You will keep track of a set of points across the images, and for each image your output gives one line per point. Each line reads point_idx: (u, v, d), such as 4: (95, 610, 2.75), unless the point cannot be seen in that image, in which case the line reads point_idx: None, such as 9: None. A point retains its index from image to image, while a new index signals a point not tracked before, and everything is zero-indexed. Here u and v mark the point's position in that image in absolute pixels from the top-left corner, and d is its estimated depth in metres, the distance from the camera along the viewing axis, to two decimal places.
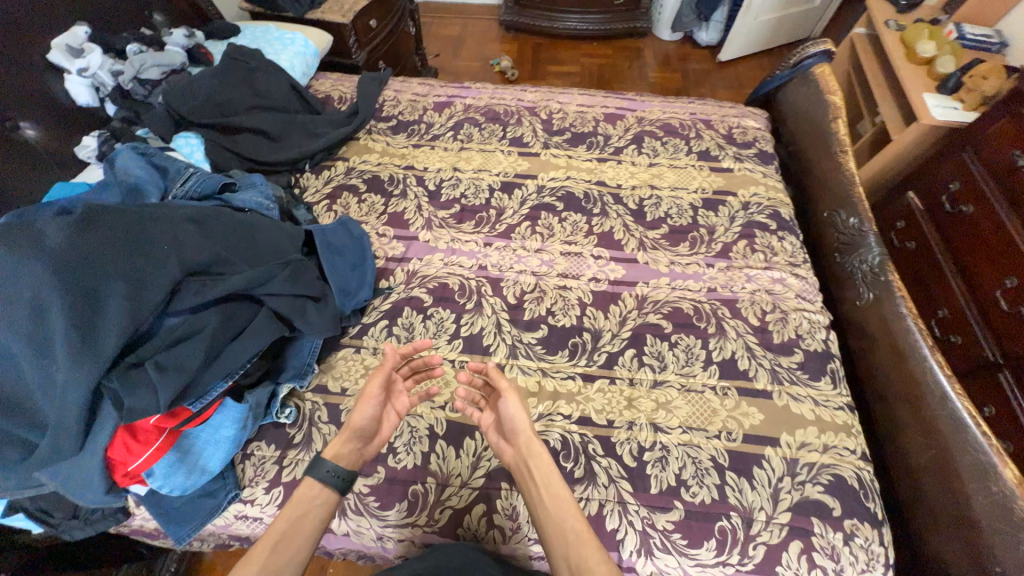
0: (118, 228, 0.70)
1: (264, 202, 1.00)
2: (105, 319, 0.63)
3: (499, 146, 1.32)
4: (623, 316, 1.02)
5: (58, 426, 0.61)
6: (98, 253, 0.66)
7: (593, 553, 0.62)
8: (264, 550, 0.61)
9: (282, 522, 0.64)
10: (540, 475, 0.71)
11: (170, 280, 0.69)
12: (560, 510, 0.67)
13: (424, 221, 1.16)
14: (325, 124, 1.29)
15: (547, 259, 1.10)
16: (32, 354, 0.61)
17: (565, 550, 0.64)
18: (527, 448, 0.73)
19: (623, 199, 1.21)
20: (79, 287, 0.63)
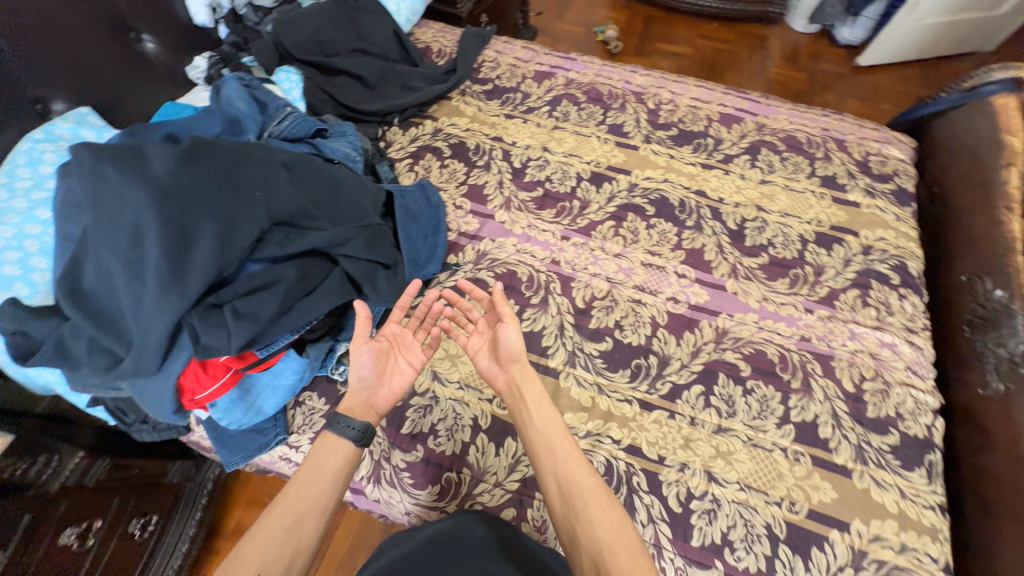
0: (217, 166, 0.70)
1: (351, 154, 0.99)
2: (195, 255, 0.64)
3: (596, 131, 1.22)
4: (697, 346, 0.93)
5: (140, 348, 0.64)
6: (195, 189, 0.67)
7: (580, 469, 0.67)
8: (288, 499, 0.62)
9: (304, 472, 0.65)
10: (532, 400, 0.73)
11: (259, 228, 0.69)
12: (551, 431, 0.70)
13: (503, 200, 1.10)
14: (421, 78, 1.25)
15: (625, 267, 1.02)
16: (127, 275, 0.63)
17: (557, 470, 0.67)
18: (522, 374, 0.75)
19: (723, 216, 1.08)
20: (176, 219, 0.64)
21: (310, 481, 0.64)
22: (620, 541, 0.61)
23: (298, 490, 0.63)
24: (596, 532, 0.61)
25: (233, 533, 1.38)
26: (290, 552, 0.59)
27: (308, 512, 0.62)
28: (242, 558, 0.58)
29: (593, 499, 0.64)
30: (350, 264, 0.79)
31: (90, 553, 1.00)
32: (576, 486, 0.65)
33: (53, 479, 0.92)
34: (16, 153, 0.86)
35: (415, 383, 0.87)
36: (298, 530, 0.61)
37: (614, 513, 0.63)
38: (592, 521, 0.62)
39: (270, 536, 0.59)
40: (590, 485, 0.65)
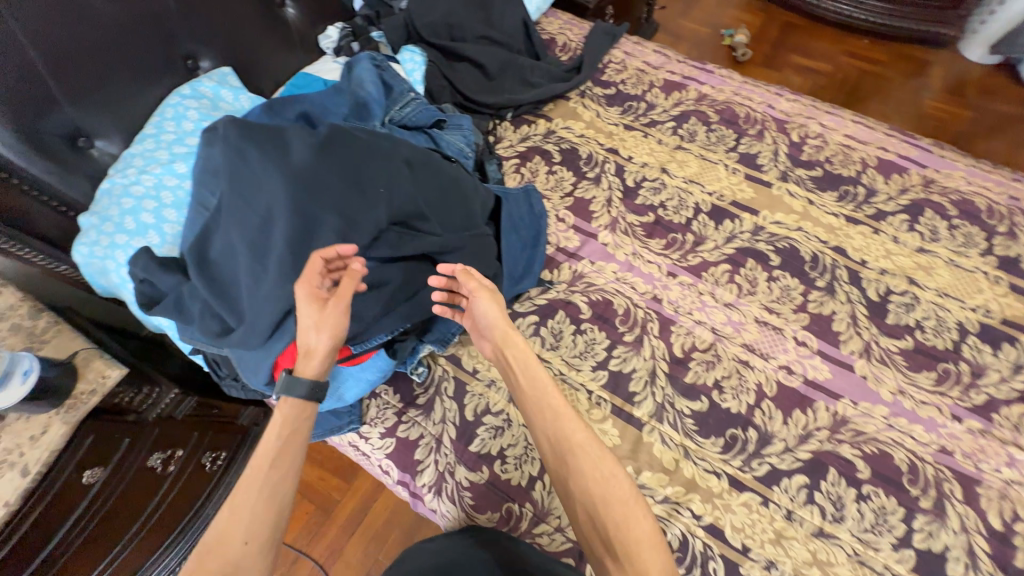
0: (343, 157, 0.68)
1: (464, 150, 0.95)
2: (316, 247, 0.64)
3: (724, 157, 1.09)
4: (808, 430, 0.81)
5: (250, 326, 0.65)
6: (322, 177, 0.66)
7: (572, 425, 0.63)
8: (257, 473, 0.56)
9: (270, 441, 0.58)
10: (517, 362, 0.69)
11: (377, 226, 0.67)
12: (539, 388, 0.66)
13: (609, 220, 1.02)
14: (542, 74, 1.18)
15: (736, 320, 0.91)
16: (251, 255, 0.64)
17: (546, 429, 0.63)
18: (506, 330, 0.71)
19: (864, 282, 0.93)
20: (302, 207, 0.64)
21: (279, 449, 0.58)
22: (616, 496, 0.58)
23: (267, 463, 0.56)
24: (588, 486, 0.59)
25: None
26: (274, 518, 0.55)
27: (281, 483, 0.56)
28: (222, 536, 0.53)
29: (584, 455, 0.60)
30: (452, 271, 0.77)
31: (169, 479, 1.08)
32: (567, 441, 0.62)
33: (150, 408, 1.00)
34: (166, 106, 0.92)
35: (490, 401, 0.84)
36: (272, 500, 0.55)
37: (608, 465, 0.60)
38: (583, 476, 0.59)
39: (243, 512, 0.54)
40: (582, 438, 0.61)
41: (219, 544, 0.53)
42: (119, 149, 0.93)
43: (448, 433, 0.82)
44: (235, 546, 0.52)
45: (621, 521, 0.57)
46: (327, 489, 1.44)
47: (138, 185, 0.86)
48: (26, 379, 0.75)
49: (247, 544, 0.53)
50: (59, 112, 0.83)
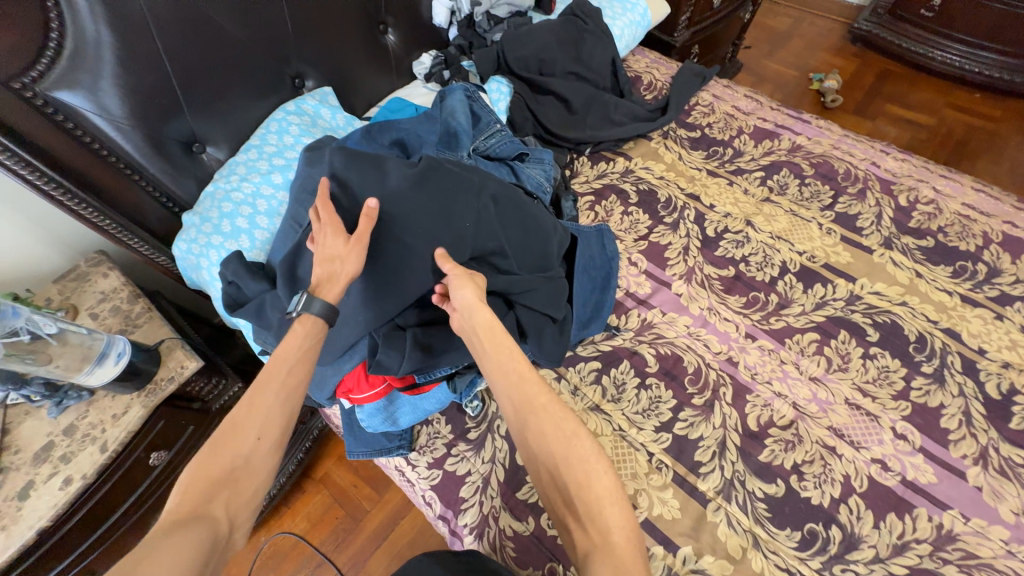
0: (433, 196, 0.71)
1: (542, 185, 0.95)
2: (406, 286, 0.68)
3: (818, 215, 1.01)
4: (904, 540, 0.70)
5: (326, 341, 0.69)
6: (415, 216, 0.69)
7: (530, 383, 0.55)
8: (278, 376, 0.55)
9: (290, 352, 0.57)
10: (477, 322, 0.60)
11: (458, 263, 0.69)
12: (500, 347, 0.58)
13: (685, 269, 0.97)
14: (626, 113, 1.16)
15: (823, 398, 0.82)
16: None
17: (503, 388, 0.55)
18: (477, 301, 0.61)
19: (981, 375, 0.81)
20: (393, 239, 0.68)
21: (300, 359, 0.57)
22: (580, 455, 0.51)
23: (288, 368, 0.55)
24: (549, 446, 0.51)
25: (318, 481, 1.49)
26: (288, 423, 0.54)
27: (298, 390, 0.55)
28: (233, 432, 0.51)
29: (542, 411, 0.53)
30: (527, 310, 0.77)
31: None
32: (525, 398, 0.54)
33: (214, 398, 1.04)
34: (272, 119, 0.99)
35: None
36: (287, 404, 0.54)
37: (570, 421, 0.52)
38: (543, 436, 0.52)
39: (262, 409, 0.52)
40: (540, 395, 0.54)
41: (229, 438, 0.50)
42: (225, 155, 1.00)
43: (495, 474, 0.79)
44: (247, 440, 0.50)
45: (581, 480, 0.49)
46: (358, 498, 1.45)
47: (238, 192, 0.92)
48: (119, 360, 0.81)
49: (260, 441, 0.51)
50: (181, 118, 0.91)
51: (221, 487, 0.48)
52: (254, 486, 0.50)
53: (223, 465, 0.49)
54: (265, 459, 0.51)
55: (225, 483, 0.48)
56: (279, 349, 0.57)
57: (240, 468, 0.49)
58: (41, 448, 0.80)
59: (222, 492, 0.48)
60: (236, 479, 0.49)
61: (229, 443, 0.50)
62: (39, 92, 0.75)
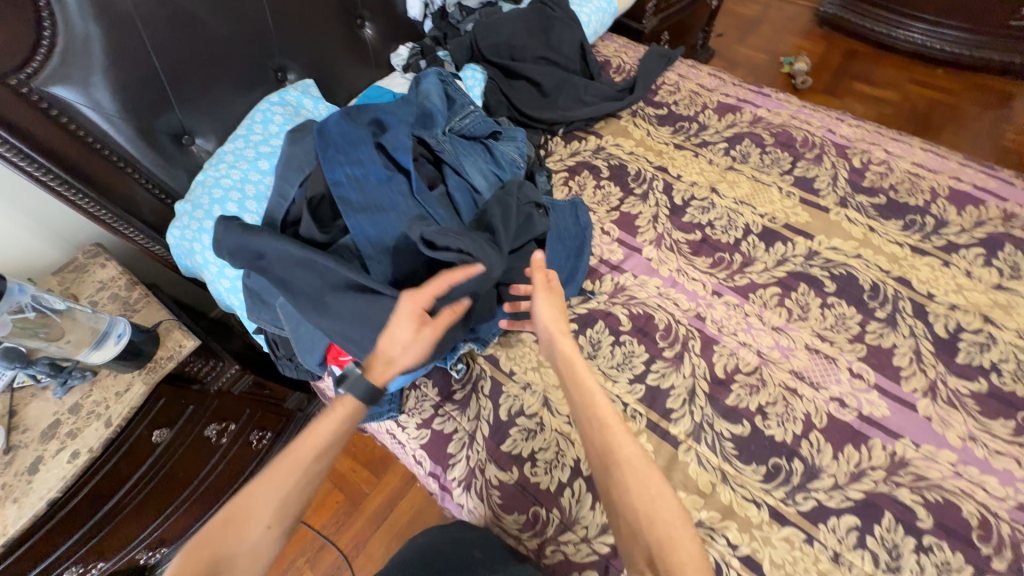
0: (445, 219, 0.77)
1: (517, 161, 1.00)
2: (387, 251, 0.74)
3: (779, 180, 1.07)
4: (861, 467, 0.76)
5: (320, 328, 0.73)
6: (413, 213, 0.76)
7: (620, 438, 0.65)
8: (296, 467, 0.62)
9: (320, 435, 0.65)
10: (578, 373, 0.72)
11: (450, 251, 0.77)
12: (588, 399, 0.69)
13: (655, 235, 1.03)
14: (595, 94, 1.23)
15: (784, 345, 0.88)
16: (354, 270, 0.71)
17: (591, 439, 0.67)
18: (556, 331, 0.77)
19: (930, 316, 0.87)
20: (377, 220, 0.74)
21: (328, 438, 0.65)
22: (660, 514, 0.61)
23: (315, 453, 0.63)
24: (638, 507, 0.61)
25: None
26: (293, 513, 0.62)
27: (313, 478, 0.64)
28: (253, 503, 0.60)
29: (632, 471, 0.63)
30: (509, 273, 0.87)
31: (221, 449, 1.16)
32: (614, 456, 0.64)
33: (213, 380, 1.09)
34: (256, 110, 1.03)
35: (525, 404, 0.85)
36: (301, 489, 0.62)
37: (656, 483, 0.63)
38: (629, 490, 0.62)
39: (273, 500, 0.60)
40: (629, 452, 0.64)
41: (241, 519, 0.59)
42: (213, 146, 1.05)
43: (481, 430, 0.84)
44: (258, 519, 0.59)
45: (668, 542, 0.59)
46: (358, 481, 1.49)
47: (227, 179, 0.96)
48: (119, 340, 0.86)
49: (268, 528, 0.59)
50: (171, 113, 0.96)
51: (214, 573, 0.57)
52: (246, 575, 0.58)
53: (233, 541, 0.58)
54: (263, 547, 0.59)
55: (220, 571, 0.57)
56: (312, 428, 0.65)
57: (240, 554, 0.58)
58: (48, 426, 0.84)
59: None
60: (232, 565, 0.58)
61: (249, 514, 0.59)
62: (34, 88, 0.80)
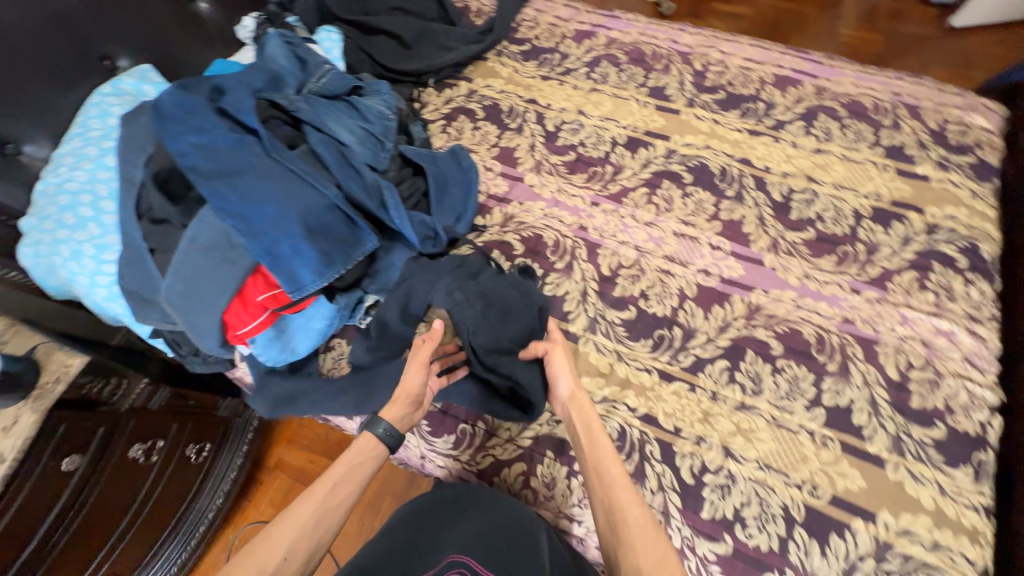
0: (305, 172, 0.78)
1: (386, 113, 1.00)
2: (253, 212, 0.73)
3: (635, 94, 1.16)
4: (726, 320, 0.89)
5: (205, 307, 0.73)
6: (276, 171, 0.76)
7: (626, 495, 0.65)
8: (322, 492, 0.68)
9: (337, 472, 0.70)
10: (590, 433, 0.72)
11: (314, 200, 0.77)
12: (600, 459, 0.69)
13: (534, 163, 1.09)
14: (457, 38, 1.25)
15: (656, 236, 0.98)
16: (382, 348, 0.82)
17: (599, 495, 0.66)
18: (575, 387, 0.78)
19: (768, 186, 1.01)
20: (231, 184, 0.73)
21: (346, 474, 0.70)
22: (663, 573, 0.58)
23: (331, 485, 0.68)
24: (642, 563, 0.59)
25: (274, 467, 1.50)
26: (313, 543, 0.65)
27: (332, 513, 0.67)
28: (277, 536, 0.64)
29: (639, 528, 0.62)
30: (397, 218, 0.88)
31: (154, 468, 1.11)
32: (622, 508, 0.64)
33: (121, 399, 1.02)
34: (88, 105, 0.95)
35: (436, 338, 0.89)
36: (323, 521, 0.66)
37: (661, 541, 0.61)
38: (636, 547, 0.60)
39: (297, 527, 0.65)
40: (635, 510, 0.64)
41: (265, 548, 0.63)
42: (49, 152, 0.96)
43: None
44: (280, 551, 0.63)
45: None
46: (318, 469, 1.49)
47: (72, 182, 0.89)
48: None
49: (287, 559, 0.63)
50: None
51: None
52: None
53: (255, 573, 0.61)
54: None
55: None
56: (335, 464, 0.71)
57: None
58: None
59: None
60: None
61: (273, 545, 0.63)
62: None
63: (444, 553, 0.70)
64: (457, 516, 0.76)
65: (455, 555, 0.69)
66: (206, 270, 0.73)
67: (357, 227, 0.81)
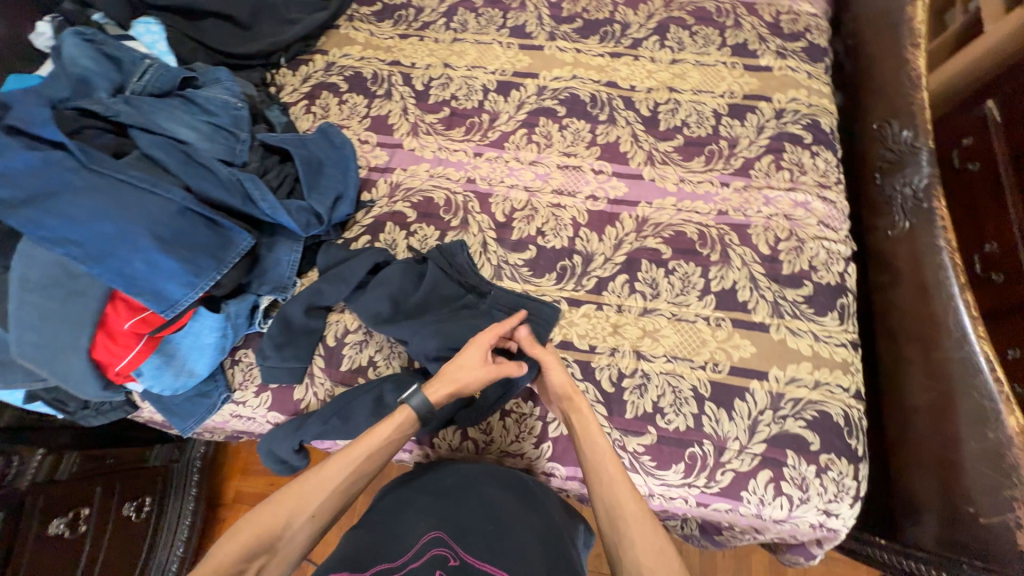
0: (142, 180, 0.71)
1: (231, 101, 0.90)
2: (84, 234, 0.66)
3: (497, 36, 1.14)
4: (619, 238, 0.93)
5: (67, 349, 0.67)
6: (104, 185, 0.69)
7: (624, 491, 0.66)
8: (352, 457, 0.66)
9: (372, 441, 0.68)
10: (585, 431, 0.72)
11: (160, 209, 0.70)
12: (597, 457, 0.69)
13: (409, 127, 1.06)
14: (299, 8, 1.15)
15: (542, 173, 1.00)
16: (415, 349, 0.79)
17: (599, 492, 0.67)
18: (573, 394, 0.76)
19: (636, 103, 1.05)
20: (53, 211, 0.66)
21: (382, 445, 0.68)
22: (659, 565, 0.60)
23: (365, 456, 0.67)
24: (638, 556, 0.61)
25: (234, 500, 1.41)
26: (339, 504, 0.65)
27: (362, 479, 0.67)
28: (306, 493, 0.64)
29: (636, 525, 0.63)
30: (269, 209, 0.82)
31: (88, 538, 1.02)
32: (621, 508, 0.64)
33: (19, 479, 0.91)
34: None
35: (347, 323, 0.88)
36: (343, 487, 0.65)
37: (658, 535, 0.62)
38: (634, 543, 0.62)
39: (323, 487, 0.64)
40: (634, 509, 0.64)
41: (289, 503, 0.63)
42: None
43: (316, 365, 0.86)
44: (307, 508, 0.63)
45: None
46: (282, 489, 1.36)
47: None
48: None
49: (310, 517, 0.63)
50: None
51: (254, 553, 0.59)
52: (286, 557, 0.61)
53: (273, 525, 0.61)
54: (309, 532, 0.63)
55: (263, 551, 0.60)
56: (368, 431, 0.69)
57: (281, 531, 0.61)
58: None
59: (258, 559, 0.60)
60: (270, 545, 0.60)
61: (297, 504, 0.63)
62: None
63: (425, 531, 0.64)
64: (442, 497, 0.71)
65: (437, 533, 0.63)
66: (51, 311, 0.66)
67: (222, 227, 0.75)
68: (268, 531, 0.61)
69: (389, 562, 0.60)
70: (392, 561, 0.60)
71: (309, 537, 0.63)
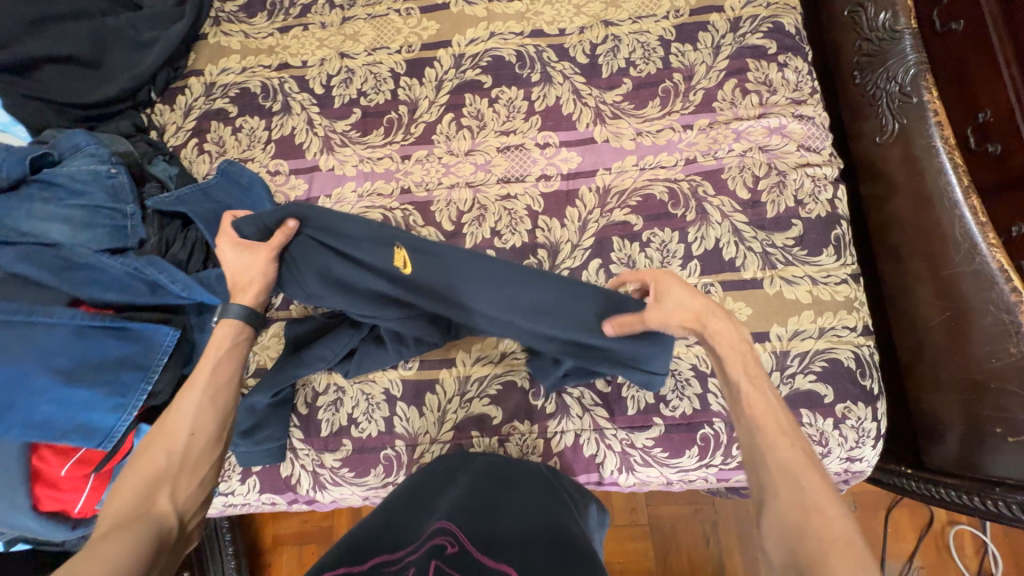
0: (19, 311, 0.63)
1: (101, 169, 0.75)
2: None
3: (391, 4, 0.96)
4: (583, 219, 0.83)
5: (10, 510, 0.61)
6: None
7: (784, 444, 0.47)
8: (200, 377, 0.57)
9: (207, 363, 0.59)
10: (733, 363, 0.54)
11: (50, 339, 0.62)
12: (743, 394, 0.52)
13: (321, 142, 0.91)
14: (152, 25, 0.95)
15: (482, 163, 0.87)
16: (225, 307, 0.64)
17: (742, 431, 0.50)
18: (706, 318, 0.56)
19: (570, 51, 0.89)
20: None
21: (223, 359, 0.60)
22: (820, 529, 0.41)
23: (211, 370, 0.58)
24: (783, 506, 0.44)
25: (273, 546, 1.29)
26: (221, 418, 0.57)
27: (224, 388, 0.58)
28: (169, 428, 0.54)
29: (788, 472, 0.45)
30: (182, 290, 0.71)
31: None
32: (763, 452, 0.47)
33: None
34: None
35: (315, 385, 0.81)
36: (212, 409, 0.56)
37: (819, 490, 0.44)
38: (781, 489, 0.44)
39: (189, 409, 0.55)
40: (785, 455, 0.46)
41: (163, 441, 0.53)
42: None
43: (295, 438, 0.80)
44: (181, 434, 0.54)
45: (818, 553, 0.40)
46: (314, 525, 1.29)
47: None
48: None
49: (195, 438, 0.54)
50: None
51: (152, 493, 0.49)
52: (194, 481, 0.53)
53: (158, 463, 0.51)
54: (204, 452, 0.54)
55: (161, 482, 0.50)
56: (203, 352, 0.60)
57: (176, 466, 0.52)
58: None
59: (161, 492, 0.49)
60: (169, 479, 0.51)
61: (169, 433, 0.54)
62: None
63: (429, 526, 0.51)
64: (428, 499, 0.59)
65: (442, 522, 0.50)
66: None
67: (132, 332, 0.66)
68: (154, 468, 0.51)
69: (387, 553, 0.47)
70: (390, 553, 0.47)
71: (209, 454, 0.55)
